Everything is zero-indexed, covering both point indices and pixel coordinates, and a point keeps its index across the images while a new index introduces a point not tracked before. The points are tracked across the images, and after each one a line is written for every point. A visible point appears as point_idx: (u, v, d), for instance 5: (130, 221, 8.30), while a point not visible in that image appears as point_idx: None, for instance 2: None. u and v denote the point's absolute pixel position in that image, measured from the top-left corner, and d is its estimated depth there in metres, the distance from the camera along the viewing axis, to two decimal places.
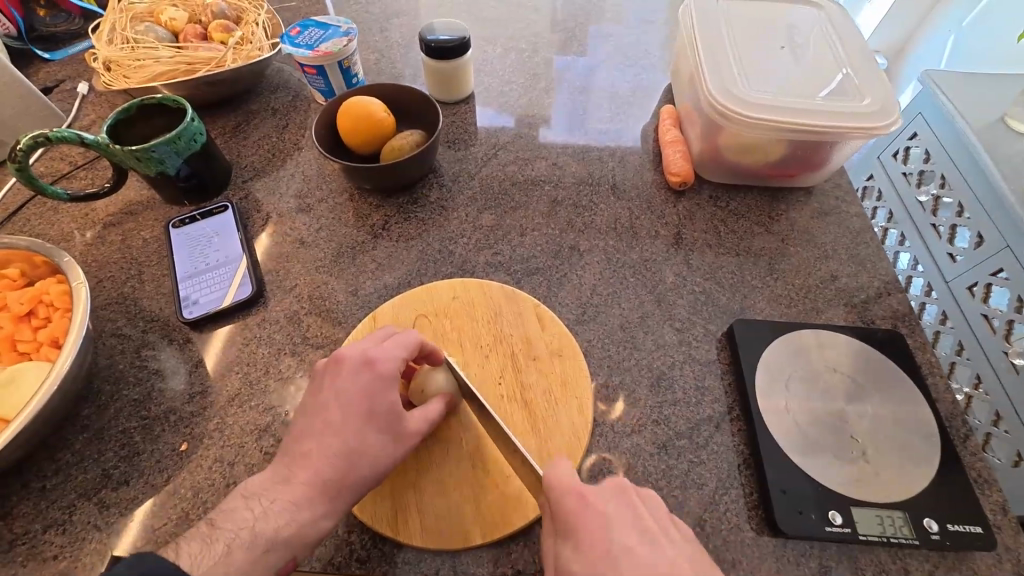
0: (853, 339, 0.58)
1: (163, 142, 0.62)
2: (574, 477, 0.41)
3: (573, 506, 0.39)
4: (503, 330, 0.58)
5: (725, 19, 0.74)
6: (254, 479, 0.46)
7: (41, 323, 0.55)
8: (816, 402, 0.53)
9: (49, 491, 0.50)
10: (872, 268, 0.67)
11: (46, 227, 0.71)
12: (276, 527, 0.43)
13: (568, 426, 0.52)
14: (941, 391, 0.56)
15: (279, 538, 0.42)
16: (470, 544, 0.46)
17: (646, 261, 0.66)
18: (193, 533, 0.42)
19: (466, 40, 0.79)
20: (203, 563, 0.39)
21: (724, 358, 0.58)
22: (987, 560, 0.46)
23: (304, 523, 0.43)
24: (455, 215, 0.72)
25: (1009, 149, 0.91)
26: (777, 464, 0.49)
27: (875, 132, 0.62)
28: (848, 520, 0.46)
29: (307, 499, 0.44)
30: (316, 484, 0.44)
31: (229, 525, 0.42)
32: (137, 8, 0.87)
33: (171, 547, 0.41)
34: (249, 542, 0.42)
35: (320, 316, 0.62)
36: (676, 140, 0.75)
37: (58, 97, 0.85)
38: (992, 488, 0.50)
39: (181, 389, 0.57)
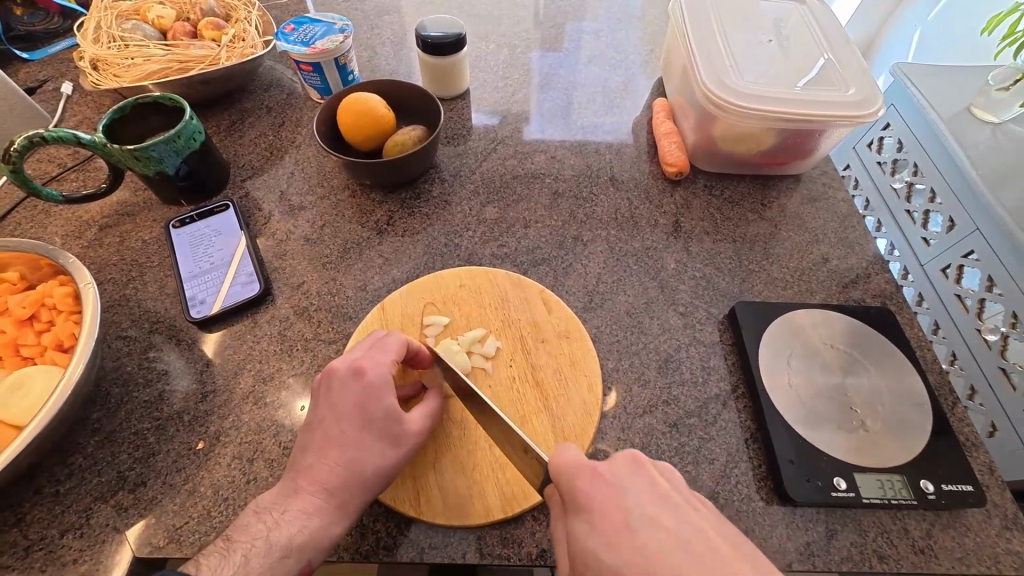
0: (846, 316, 0.61)
1: (162, 141, 0.61)
2: (578, 453, 0.39)
3: (581, 483, 0.37)
4: (511, 315, 0.60)
5: (715, 13, 0.76)
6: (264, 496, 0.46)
7: (44, 327, 0.54)
8: (816, 378, 0.55)
9: (63, 496, 0.49)
10: (860, 250, 0.70)
11: (38, 230, 0.69)
12: (303, 522, 0.43)
13: (579, 404, 0.53)
14: (929, 362, 0.59)
15: (311, 529, 0.43)
16: (492, 519, 0.47)
17: (647, 249, 0.68)
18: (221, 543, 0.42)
19: (462, 36, 0.79)
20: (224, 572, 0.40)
21: (727, 338, 0.61)
22: (978, 515, 0.49)
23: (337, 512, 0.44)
24: (459, 209, 0.72)
25: (977, 137, 0.96)
26: (784, 436, 0.51)
27: (860, 120, 0.66)
28: (851, 485, 0.49)
29: (340, 489, 0.45)
30: (346, 474, 0.45)
31: (244, 537, 0.42)
32: (122, 6, 0.85)
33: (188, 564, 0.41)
34: (277, 544, 0.42)
35: (330, 311, 0.62)
36: (671, 131, 0.78)
37: (41, 98, 0.83)
38: (979, 450, 0.53)
39: (192, 389, 0.56)
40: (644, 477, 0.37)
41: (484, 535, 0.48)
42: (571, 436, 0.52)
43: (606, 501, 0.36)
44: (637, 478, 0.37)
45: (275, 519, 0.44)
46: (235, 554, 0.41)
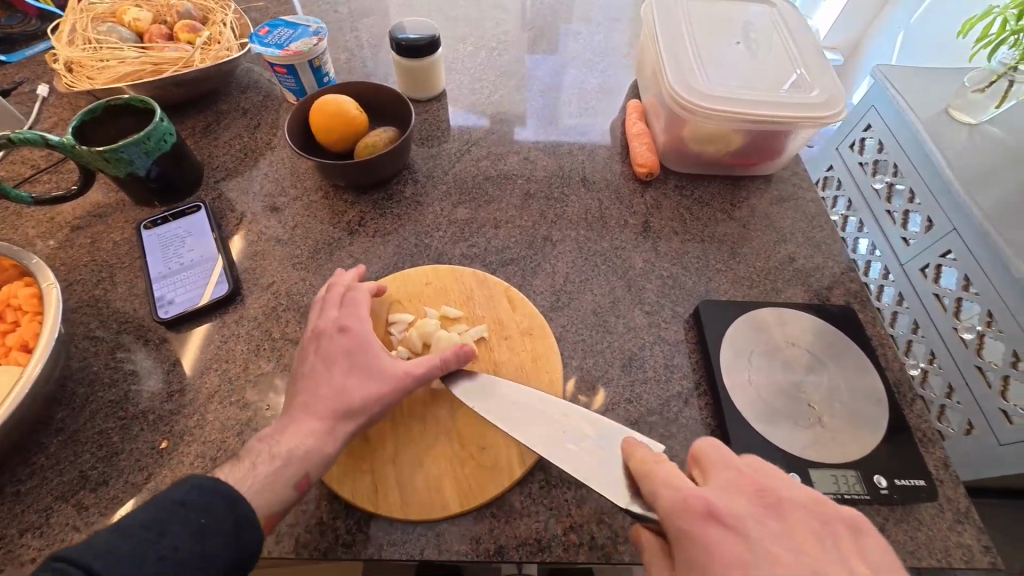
0: (808, 314, 0.62)
1: (131, 142, 0.61)
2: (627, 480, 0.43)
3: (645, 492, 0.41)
4: (476, 312, 0.60)
5: (685, 16, 0.77)
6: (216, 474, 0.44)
7: (9, 328, 0.54)
8: (777, 375, 0.56)
9: (24, 495, 0.49)
10: (826, 249, 0.71)
11: (10, 232, 0.69)
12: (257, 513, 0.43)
13: None
14: (889, 360, 0.60)
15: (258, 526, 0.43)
16: (449, 512, 0.48)
17: (616, 249, 0.69)
18: None
19: (435, 38, 0.80)
20: None
21: (691, 336, 0.62)
22: (931, 510, 0.49)
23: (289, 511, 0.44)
24: (431, 209, 0.73)
25: (953, 139, 0.98)
26: (742, 432, 0.52)
27: (824, 122, 0.66)
28: (806, 480, 0.49)
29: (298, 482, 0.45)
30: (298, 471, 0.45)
31: None
32: (98, 9, 0.85)
33: None
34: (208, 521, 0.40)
35: (298, 312, 0.63)
36: (642, 132, 0.78)
37: (17, 100, 0.83)
38: (935, 446, 0.54)
39: (158, 389, 0.56)
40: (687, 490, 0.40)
41: (442, 531, 0.48)
42: None
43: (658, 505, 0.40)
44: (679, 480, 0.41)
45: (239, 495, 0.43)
46: None
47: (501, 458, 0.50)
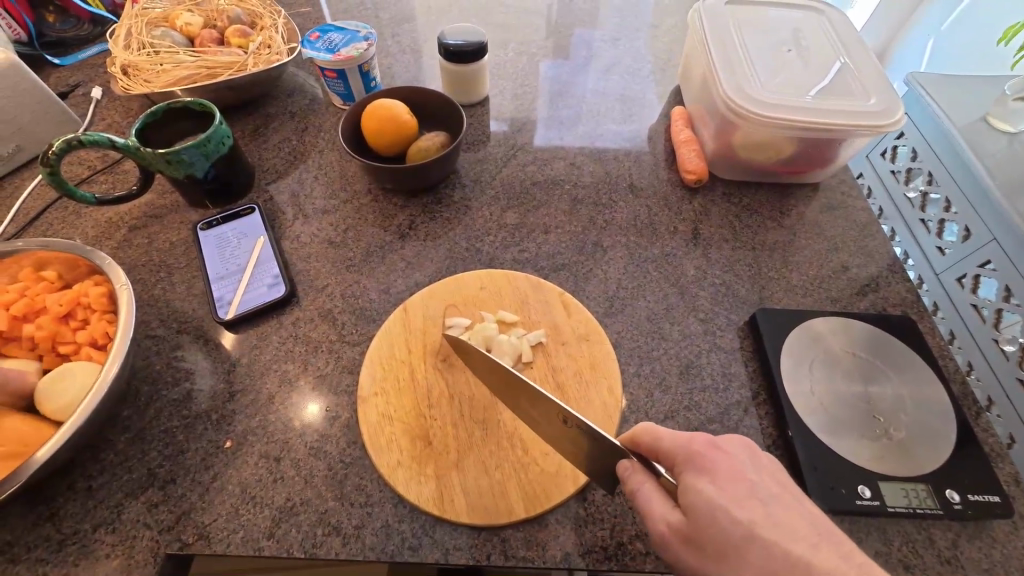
0: (867, 325, 0.61)
1: (192, 145, 0.63)
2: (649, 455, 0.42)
3: (697, 466, 0.39)
4: (531, 317, 0.60)
5: (735, 22, 0.77)
6: None
7: (79, 325, 0.55)
8: (839, 386, 0.55)
9: (94, 491, 0.50)
10: (880, 259, 0.70)
11: (69, 231, 0.70)
12: None
13: (599, 406, 0.54)
14: (952, 372, 0.59)
15: None
16: (515, 517, 0.48)
17: (667, 255, 0.69)
18: None
19: (483, 44, 0.81)
20: None
21: (747, 345, 0.61)
22: (1005, 527, 0.48)
23: None
24: (479, 213, 0.73)
25: (991, 146, 1.00)
26: (807, 443, 0.52)
27: (880, 130, 0.66)
28: (876, 494, 0.49)
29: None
30: None
31: None
32: (151, 13, 0.87)
33: None
34: None
35: (354, 314, 0.63)
36: (689, 139, 0.78)
37: (73, 103, 0.85)
38: (1005, 461, 0.53)
39: (219, 389, 0.57)
40: (755, 465, 0.40)
41: (506, 536, 0.48)
42: None
43: (723, 482, 0.38)
44: (750, 463, 0.40)
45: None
46: None
47: (564, 464, 0.50)
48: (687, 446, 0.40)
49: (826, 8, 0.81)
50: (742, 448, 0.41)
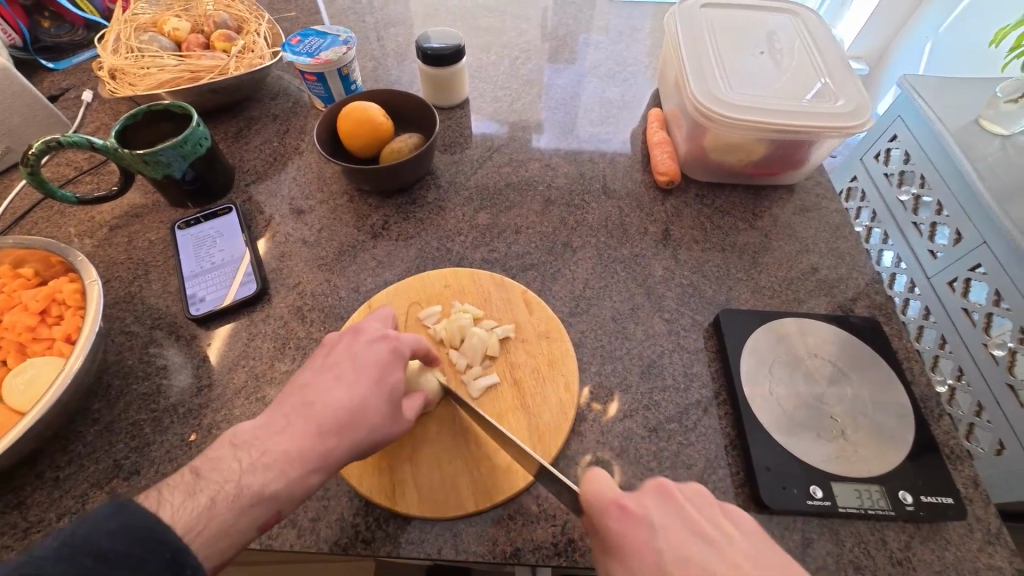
0: (832, 327, 0.61)
1: (169, 146, 0.64)
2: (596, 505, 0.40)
3: (613, 519, 0.38)
4: (492, 315, 0.61)
5: (708, 25, 0.78)
6: (244, 428, 0.44)
7: (54, 321, 0.57)
8: (798, 386, 0.56)
9: (61, 481, 0.51)
10: (851, 261, 0.70)
11: (53, 229, 0.72)
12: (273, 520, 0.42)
13: (555, 402, 0.55)
14: (916, 373, 0.59)
15: None
16: (464, 510, 0.49)
17: (636, 256, 0.69)
18: (189, 477, 0.40)
19: (460, 47, 0.82)
20: (183, 516, 0.38)
21: (710, 345, 0.61)
22: (959, 529, 0.48)
23: None
24: (453, 214, 0.74)
25: (985, 150, 0.96)
26: (761, 443, 0.52)
27: (848, 132, 0.66)
28: (828, 494, 0.49)
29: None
30: None
31: (215, 476, 0.40)
32: (140, 19, 0.89)
33: (153, 496, 0.39)
34: (248, 488, 0.40)
35: (323, 312, 0.64)
36: (663, 141, 0.79)
37: (63, 105, 0.88)
38: (964, 464, 0.53)
39: (187, 384, 0.58)
40: (676, 510, 0.39)
41: (458, 531, 0.48)
42: (545, 434, 0.53)
43: (637, 537, 0.37)
44: (667, 510, 0.39)
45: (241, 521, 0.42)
46: (201, 495, 0.39)
47: (516, 459, 0.51)
48: (604, 497, 0.39)
49: (802, 11, 0.81)
50: (656, 493, 0.40)
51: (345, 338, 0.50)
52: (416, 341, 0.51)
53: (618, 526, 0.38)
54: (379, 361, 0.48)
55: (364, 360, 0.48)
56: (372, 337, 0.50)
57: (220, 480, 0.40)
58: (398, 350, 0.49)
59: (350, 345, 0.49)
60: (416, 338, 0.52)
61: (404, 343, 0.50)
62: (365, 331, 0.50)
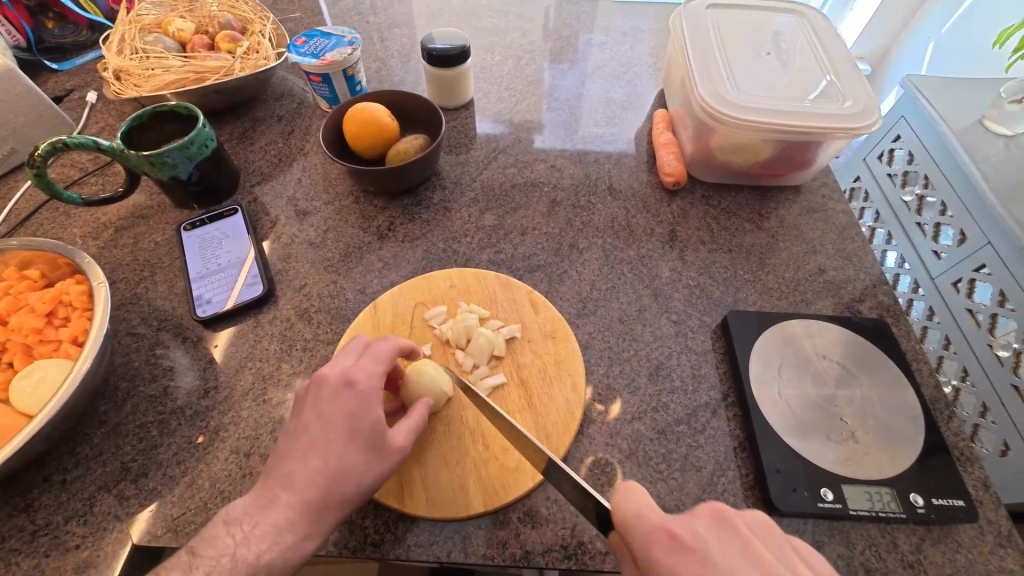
0: (839, 328, 0.61)
1: (175, 147, 0.64)
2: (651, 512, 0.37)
3: (659, 549, 0.35)
4: (498, 315, 0.61)
5: (714, 26, 0.78)
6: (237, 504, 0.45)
7: (61, 323, 0.57)
8: (806, 388, 0.55)
9: (69, 483, 0.51)
10: (858, 262, 0.70)
11: (59, 231, 0.72)
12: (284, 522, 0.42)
13: (562, 402, 0.55)
14: (925, 375, 0.59)
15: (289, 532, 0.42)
16: (472, 511, 0.48)
17: (643, 257, 0.69)
18: (186, 558, 0.42)
19: (466, 48, 0.81)
20: None
21: (719, 346, 0.61)
22: (970, 532, 0.48)
23: (313, 516, 0.43)
24: (458, 216, 0.74)
25: (989, 150, 0.94)
26: (771, 446, 0.51)
27: (856, 132, 0.66)
28: (838, 496, 0.49)
29: (322, 487, 0.44)
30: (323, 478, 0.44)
31: (211, 553, 0.41)
32: (144, 20, 0.89)
33: None
34: (243, 560, 0.41)
35: (329, 313, 0.64)
36: (670, 142, 0.78)
37: (68, 106, 0.88)
38: (974, 466, 0.52)
39: (194, 386, 0.58)
40: (736, 542, 0.34)
41: (468, 534, 0.48)
42: (552, 434, 0.53)
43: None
44: (728, 544, 0.34)
45: (245, 533, 0.42)
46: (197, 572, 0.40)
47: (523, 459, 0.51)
48: (649, 523, 0.36)
49: (808, 11, 0.81)
50: (711, 519, 0.36)
51: (308, 397, 0.48)
52: (376, 372, 0.49)
53: (665, 558, 0.34)
54: (357, 402, 0.47)
55: (333, 412, 0.47)
56: (334, 387, 0.48)
57: (216, 556, 0.41)
58: (360, 392, 0.48)
59: (315, 402, 0.48)
60: (377, 365, 0.50)
61: (365, 382, 0.48)
62: (325, 380, 0.49)
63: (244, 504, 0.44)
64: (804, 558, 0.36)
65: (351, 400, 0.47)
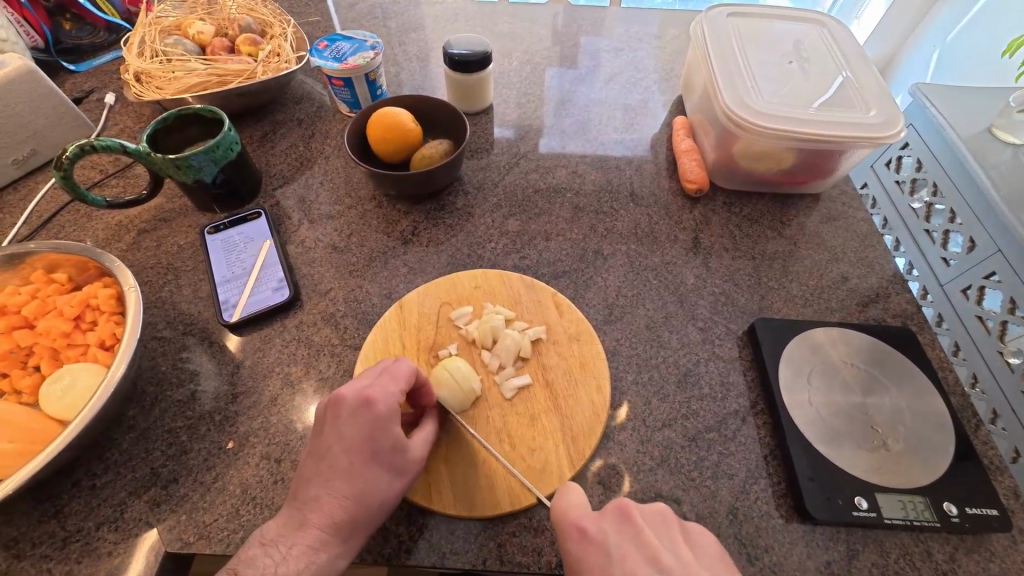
0: (865, 335, 0.61)
1: (201, 151, 0.64)
2: (575, 509, 0.43)
3: (572, 541, 0.42)
4: (524, 316, 0.61)
5: (735, 34, 0.78)
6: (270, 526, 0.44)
7: (89, 327, 0.56)
8: (836, 395, 0.56)
9: (99, 489, 0.51)
10: (880, 270, 0.70)
11: (80, 233, 0.72)
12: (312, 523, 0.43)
13: (588, 403, 0.55)
14: (952, 384, 0.59)
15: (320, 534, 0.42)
16: (501, 511, 0.49)
17: (667, 264, 0.69)
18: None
19: (487, 54, 0.82)
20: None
21: (745, 352, 0.61)
22: (1003, 541, 0.48)
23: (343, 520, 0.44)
24: (482, 221, 0.74)
25: (997, 157, 0.97)
26: (803, 453, 0.52)
27: (881, 141, 0.66)
28: (873, 505, 0.49)
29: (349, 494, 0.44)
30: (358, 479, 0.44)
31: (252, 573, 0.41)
32: (164, 22, 0.89)
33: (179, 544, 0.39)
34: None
35: (356, 318, 0.64)
36: (691, 148, 0.79)
37: (86, 108, 0.88)
38: (1003, 474, 0.53)
39: (222, 391, 0.58)
40: (632, 534, 0.41)
41: (502, 541, 0.48)
42: (578, 435, 0.53)
43: (596, 561, 0.40)
44: (625, 534, 0.41)
45: (283, 554, 0.42)
46: None
47: (551, 460, 0.51)
48: (568, 519, 0.43)
49: (827, 20, 0.82)
50: (617, 516, 0.42)
51: (328, 416, 0.48)
52: (395, 393, 0.48)
53: (576, 549, 0.41)
54: (375, 423, 0.47)
55: (353, 433, 0.46)
56: (352, 408, 0.47)
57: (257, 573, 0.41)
58: (378, 413, 0.47)
59: (335, 423, 0.47)
60: (396, 385, 0.49)
61: (382, 402, 0.47)
62: (344, 400, 0.48)
63: (278, 526, 0.44)
64: (691, 538, 0.42)
65: (370, 421, 0.47)
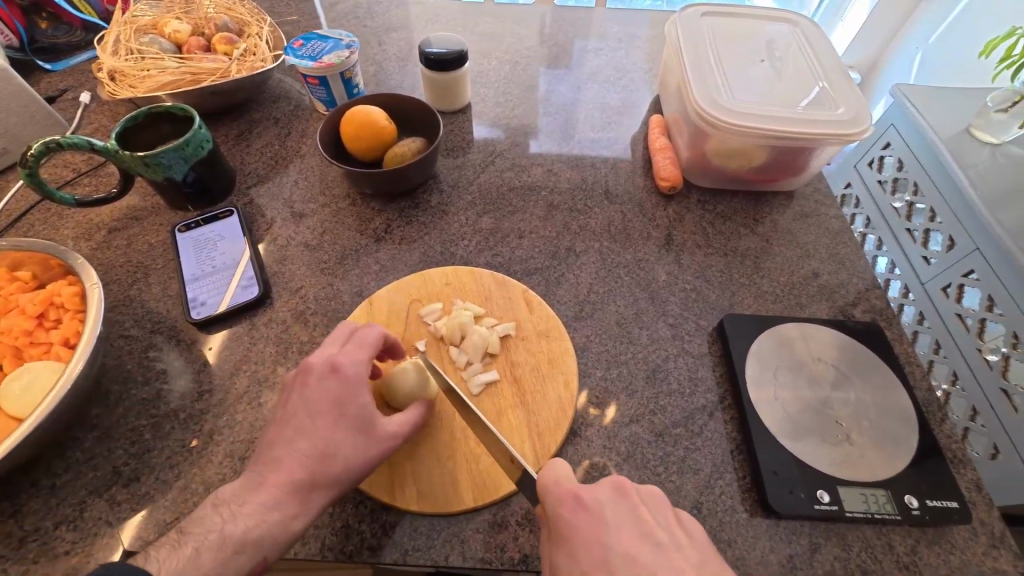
0: (834, 331, 0.61)
1: (171, 149, 0.64)
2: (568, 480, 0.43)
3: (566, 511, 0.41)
4: (493, 313, 0.61)
5: (708, 33, 0.79)
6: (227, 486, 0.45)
7: (53, 325, 0.56)
8: (802, 390, 0.56)
9: (59, 488, 0.50)
10: (851, 266, 0.71)
11: (50, 232, 0.71)
12: (264, 515, 0.42)
13: (554, 399, 0.55)
14: (918, 379, 0.59)
15: (274, 525, 0.42)
16: (465, 506, 0.49)
17: (639, 261, 0.70)
18: (174, 534, 0.42)
19: (463, 53, 0.82)
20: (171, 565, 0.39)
21: (715, 348, 0.62)
22: (964, 533, 0.49)
23: (297, 513, 0.43)
24: (456, 218, 0.74)
25: (976, 158, 0.95)
26: (767, 447, 0.52)
27: (849, 139, 0.67)
28: (835, 498, 0.49)
29: (303, 489, 0.44)
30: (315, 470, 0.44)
31: (198, 530, 0.41)
32: (140, 21, 0.89)
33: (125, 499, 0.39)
34: (232, 537, 0.41)
35: (326, 316, 0.64)
36: (665, 147, 0.79)
37: (61, 106, 0.87)
38: (967, 468, 0.53)
39: (188, 389, 0.57)
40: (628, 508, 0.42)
41: (466, 537, 0.48)
42: (544, 431, 0.53)
43: (589, 531, 0.40)
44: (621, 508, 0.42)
45: (234, 511, 0.43)
46: (187, 546, 0.40)
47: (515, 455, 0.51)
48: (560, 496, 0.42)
49: (800, 20, 0.82)
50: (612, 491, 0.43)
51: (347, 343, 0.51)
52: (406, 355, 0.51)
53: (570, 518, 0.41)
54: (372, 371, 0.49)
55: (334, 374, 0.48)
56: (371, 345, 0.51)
57: (204, 532, 0.41)
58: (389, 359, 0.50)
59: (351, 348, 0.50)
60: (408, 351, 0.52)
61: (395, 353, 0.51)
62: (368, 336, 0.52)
63: (235, 486, 0.44)
64: (683, 523, 0.43)
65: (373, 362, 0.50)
